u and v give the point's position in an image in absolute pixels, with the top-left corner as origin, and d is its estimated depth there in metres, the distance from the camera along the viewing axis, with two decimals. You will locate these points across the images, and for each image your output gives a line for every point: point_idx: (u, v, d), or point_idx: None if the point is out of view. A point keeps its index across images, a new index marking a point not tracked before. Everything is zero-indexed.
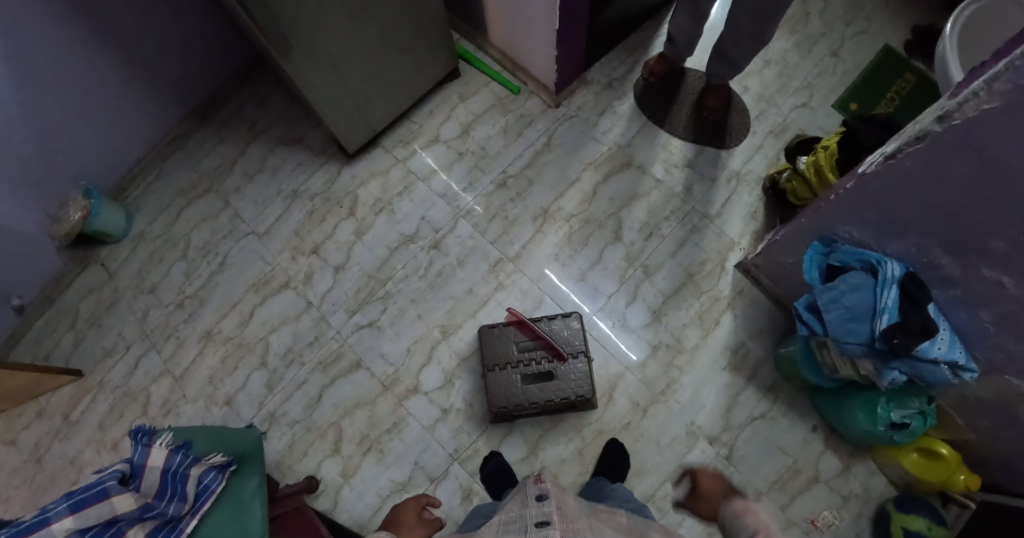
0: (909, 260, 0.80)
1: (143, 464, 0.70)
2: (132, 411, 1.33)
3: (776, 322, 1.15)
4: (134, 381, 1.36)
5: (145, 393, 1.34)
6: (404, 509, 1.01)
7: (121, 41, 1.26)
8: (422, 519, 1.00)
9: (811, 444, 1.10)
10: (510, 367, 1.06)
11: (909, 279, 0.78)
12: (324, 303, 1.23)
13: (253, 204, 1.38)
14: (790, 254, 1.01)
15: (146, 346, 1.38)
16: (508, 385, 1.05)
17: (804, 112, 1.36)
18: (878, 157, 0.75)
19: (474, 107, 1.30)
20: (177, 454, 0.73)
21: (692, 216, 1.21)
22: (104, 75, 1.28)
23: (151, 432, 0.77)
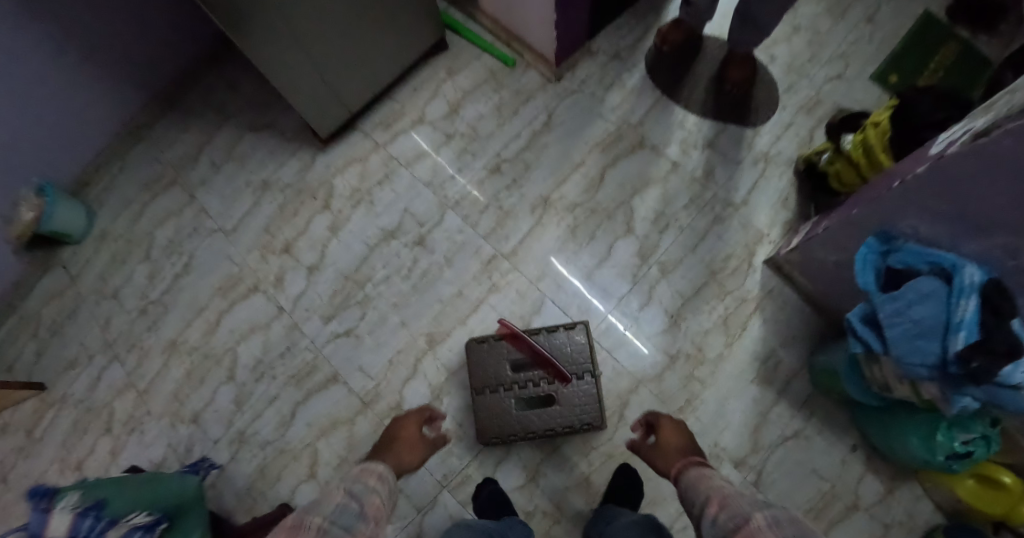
0: (992, 262, 0.65)
1: (41, 532, 0.57)
2: (94, 429, 1.20)
3: (812, 326, 1.00)
4: (97, 395, 1.22)
5: (109, 409, 1.21)
6: (403, 428, 0.86)
7: (70, 21, 1.11)
8: (423, 439, 0.86)
9: (850, 467, 0.96)
10: (502, 389, 0.93)
11: (991, 287, 0.63)
12: (297, 309, 1.09)
13: (220, 198, 1.23)
14: (833, 250, 0.85)
15: (109, 357, 1.25)
16: (505, 412, 0.92)
17: (838, 84, 1.20)
18: (963, 134, 0.59)
19: (464, 83, 1.14)
20: (86, 518, 0.60)
21: (714, 204, 1.06)
22: (53, 61, 1.14)
23: (52, 492, 0.62)
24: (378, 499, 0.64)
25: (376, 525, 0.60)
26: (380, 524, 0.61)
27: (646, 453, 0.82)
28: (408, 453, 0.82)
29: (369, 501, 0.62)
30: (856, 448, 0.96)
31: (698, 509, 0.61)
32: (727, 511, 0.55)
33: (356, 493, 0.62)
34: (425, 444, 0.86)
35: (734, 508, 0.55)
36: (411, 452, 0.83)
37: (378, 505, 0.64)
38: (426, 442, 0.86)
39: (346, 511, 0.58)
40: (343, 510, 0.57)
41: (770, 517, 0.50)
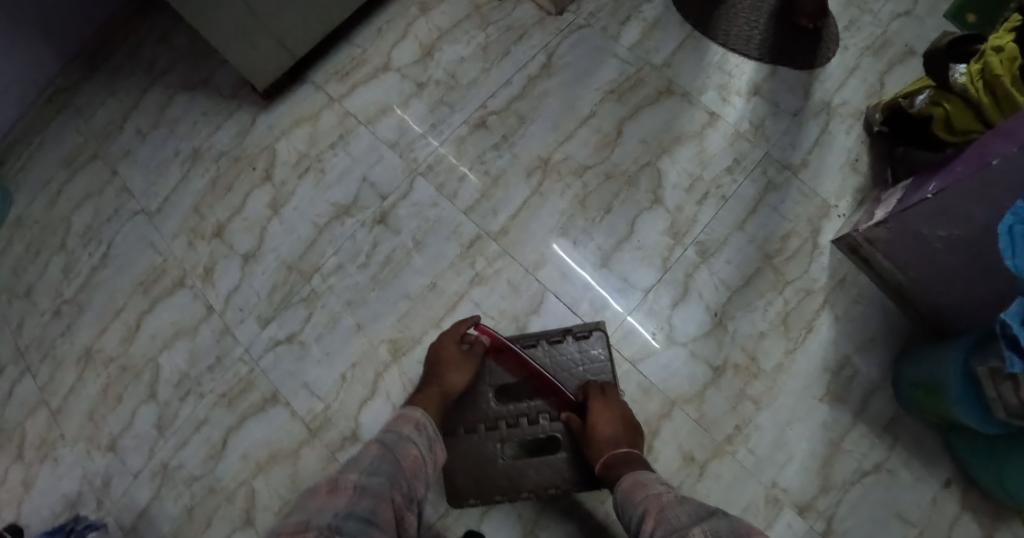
0: None
1: None
2: (3, 455, 0.98)
3: (898, 326, 0.76)
4: (4, 415, 1.00)
5: (19, 432, 0.98)
6: (443, 346, 0.70)
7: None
8: (468, 351, 0.71)
9: (952, 512, 0.71)
10: (484, 429, 0.70)
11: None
12: (230, 309, 0.85)
13: (145, 173, 1.00)
14: (950, 223, 0.60)
15: (20, 369, 1.02)
16: (496, 459, 0.69)
17: (912, 19, 0.95)
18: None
19: (440, 20, 0.90)
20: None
21: (764, 168, 0.82)
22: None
23: None
24: (416, 447, 0.53)
25: (416, 480, 0.50)
26: (420, 478, 0.51)
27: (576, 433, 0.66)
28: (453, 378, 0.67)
29: (405, 449, 0.52)
30: (956, 485, 0.72)
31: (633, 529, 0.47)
32: (665, 527, 0.42)
33: (389, 442, 0.52)
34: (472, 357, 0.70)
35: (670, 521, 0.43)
36: (459, 375, 0.68)
37: (416, 453, 0.53)
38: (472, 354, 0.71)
39: (378, 463, 0.48)
40: (378, 463, 0.48)
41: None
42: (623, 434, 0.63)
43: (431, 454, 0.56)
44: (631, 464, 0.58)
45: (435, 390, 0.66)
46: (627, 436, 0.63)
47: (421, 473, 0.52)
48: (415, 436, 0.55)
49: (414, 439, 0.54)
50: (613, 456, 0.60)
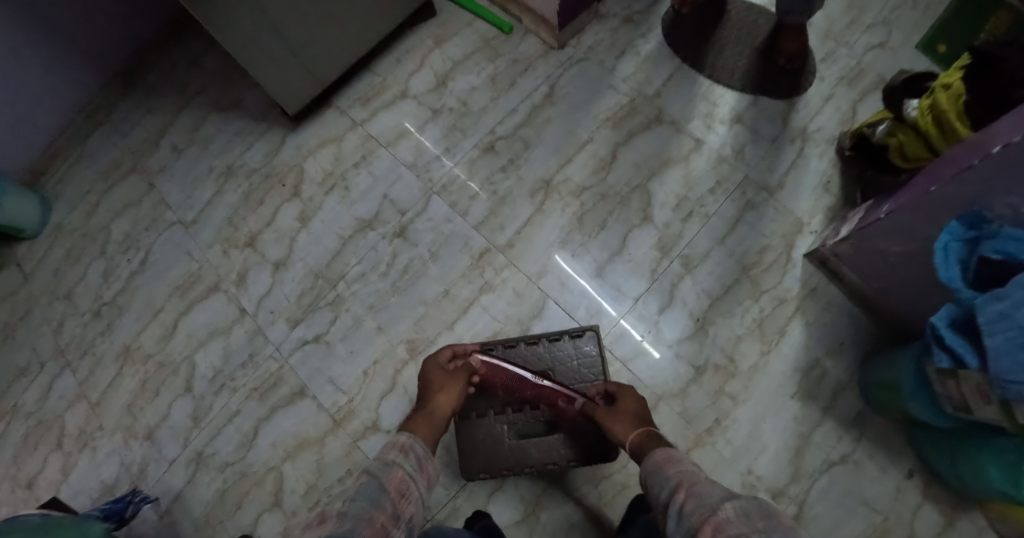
0: None
1: None
2: (46, 443, 1.06)
3: (864, 332, 0.84)
4: (46, 407, 1.09)
5: (60, 422, 1.07)
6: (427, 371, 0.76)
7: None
8: (453, 371, 0.76)
9: (911, 499, 0.80)
10: (496, 414, 0.82)
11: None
12: (261, 312, 0.94)
13: (180, 186, 1.09)
14: (903, 239, 0.69)
15: (61, 365, 1.11)
16: (498, 441, 0.81)
17: (883, 52, 1.04)
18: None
19: (454, 52, 1.00)
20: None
21: (745, 188, 0.91)
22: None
23: None
24: (402, 469, 0.58)
25: (403, 500, 0.55)
26: (408, 497, 0.55)
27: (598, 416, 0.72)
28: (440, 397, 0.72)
29: (391, 473, 0.57)
30: (915, 475, 0.81)
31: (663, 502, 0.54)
32: (696, 502, 0.49)
33: (375, 470, 0.57)
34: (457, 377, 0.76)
35: (701, 496, 0.49)
36: (447, 396, 0.73)
37: (404, 475, 0.58)
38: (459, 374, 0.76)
39: (365, 489, 0.53)
40: (362, 490, 0.53)
41: (742, 511, 0.45)
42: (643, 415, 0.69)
43: (421, 474, 0.61)
44: (655, 440, 0.64)
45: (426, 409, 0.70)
46: (643, 417, 0.69)
47: (409, 492, 0.56)
48: (401, 460, 0.60)
49: (399, 462, 0.59)
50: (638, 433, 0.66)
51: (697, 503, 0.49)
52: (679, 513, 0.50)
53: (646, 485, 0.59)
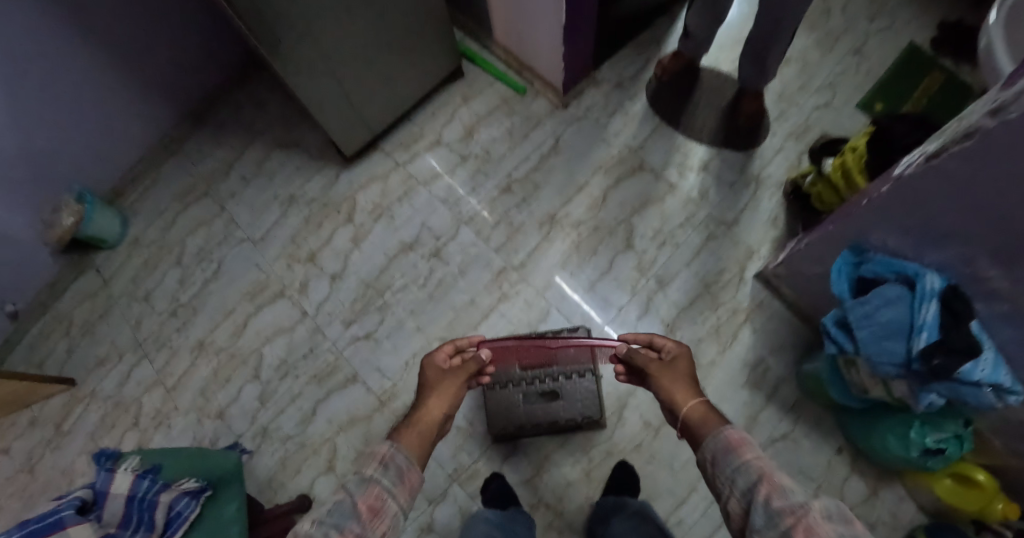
0: (950, 270, 0.72)
1: (107, 491, 0.63)
2: (122, 423, 1.26)
3: (800, 337, 1.07)
4: (126, 390, 1.29)
5: (136, 404, 1.27)
6: (425, 367, 0.83)
7: (104, 30, 1.14)
8: (448, 368, 0.81)
9: (835, 467, 1.02)
10: (513, 385, 1.02)
11: (951, 291, 0.72)
12: (320, 314, 1.19)
13: (249, 209, 1.33)
14: (816, 263, 0.93)
15: (137, 356, 1.31)
16: (511, 405, 1.01)
17: (827, 111, 1.27)
18: (920, 158, 0.67)
19: (478, 108, 1.26)
20: (145, 479, 0.66)
21: (709, 222, 1.14)
22: (90, 71, 1.17)
23: (117, 455, 0.70)
24: (379, 484, 0.62)
25: (376, 519, 0.59)
26: (380, 516, 0.59)
27: (653, 372, 0.75)
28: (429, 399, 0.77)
29: (367, 489, 0.61)
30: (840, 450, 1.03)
31: (743, 489, 0.55)
32: (779, 496, 0.50)
33: (352, 487, 0.61)
34: (449, 373, 0.81)
35: (785, 491, 0.50)
36: (438, 400, 0.78)
37: (379, 490, 0.62)
38: (453, 370, 0.81)
39: (340, 508, 0.58)
40: (333, 512, 0.58)
41: (826, 514, 0.46)
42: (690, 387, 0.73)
43: (401, 487, 0.64)
44: (716, 418, 0.66)
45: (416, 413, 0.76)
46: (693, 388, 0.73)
47: (384, 507, 0.61)
48: (380, 475, 0.64)
49: (376, 477, 0.63)
50: (692, 408, 0.69)
51: (784, 498, 0.49)
52: (764, 506, 0.50)
53: (714, 462, 0.61)
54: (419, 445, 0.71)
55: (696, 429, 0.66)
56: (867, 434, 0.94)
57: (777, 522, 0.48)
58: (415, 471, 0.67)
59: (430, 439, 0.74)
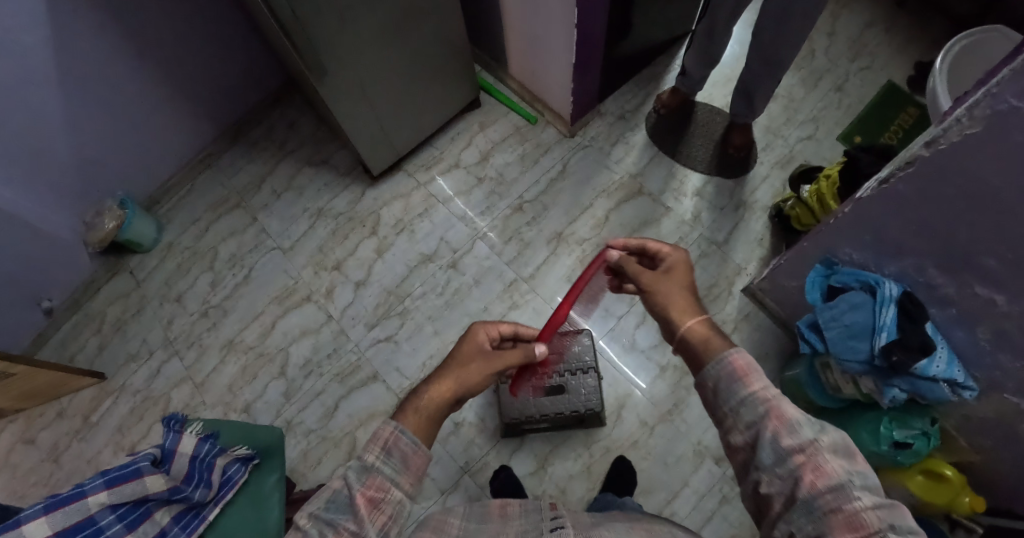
0: (906, 279, 0.84)
1: (174, 450, 0.76)
2: (151, 415, 1.31)
3: (783, 348, 1.18)
4: (155, 386, 1.34)
5: (166, 398, 1.32)
6: (465, 341, 0.74)
7: (160, 51, 1.26)
8: (487, 351, 0.72)
9: None
10: None
11: (906, 298, 0.82)
12: (345, 317, 1.31)
13: (279, 220, 1.44)
14: (794, 277, 1.05)
15: (169, 352, 1.36)
16: (521, 397, 1.10)
17: (810, 143, 1.39)
18: (873, 183, 0.78)
19: (494, 135, 1.42)
20: (206, 443, 0.78)
21: (701, 242, 1.27)
22: (141, 86, 1.28)
23: (183, 420, 0.82)
24: (381, 473, 0.54)
25: (376, 513, 0.52)
26: (379, 510, 0.52)
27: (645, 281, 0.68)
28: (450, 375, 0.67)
29: (367, 480, 0.53)
30: None
31: (749, 420, 0.49)
32: (792, 436, 0.45)
33: (351, 477, 0.53)
34: (485, 358, 0.71)
35: (794, 424, 0.46)
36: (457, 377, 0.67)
37: (381, 481, 0.53)
38: (491, 357, 0.71)
39: (338, 500, 0.52)
40: (330, 506, 0.52)
41: (833, 451, 0.43)
42: (687, 302, 0.64)
43: (405, 473, 0.55)
44: (717, 339, 0.58)
45: (428, 392, 0.65)
46: (690, 302, 0.65)
47: (386, 498, 0.53)
48: (381, 462, 0.54)
49: (378, 465, 0.54)
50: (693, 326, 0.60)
51: (793, 436, 0.45)
52: (773, 444, 0.46)
53: (718, 390, 0.53)
54: (426, 429, 0.61)
55: (697, 350, 0.58)
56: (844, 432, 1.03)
57: (787, 462, 0.45)
58: (422, 456, 0.57)
59: (436, 425, 0.63)
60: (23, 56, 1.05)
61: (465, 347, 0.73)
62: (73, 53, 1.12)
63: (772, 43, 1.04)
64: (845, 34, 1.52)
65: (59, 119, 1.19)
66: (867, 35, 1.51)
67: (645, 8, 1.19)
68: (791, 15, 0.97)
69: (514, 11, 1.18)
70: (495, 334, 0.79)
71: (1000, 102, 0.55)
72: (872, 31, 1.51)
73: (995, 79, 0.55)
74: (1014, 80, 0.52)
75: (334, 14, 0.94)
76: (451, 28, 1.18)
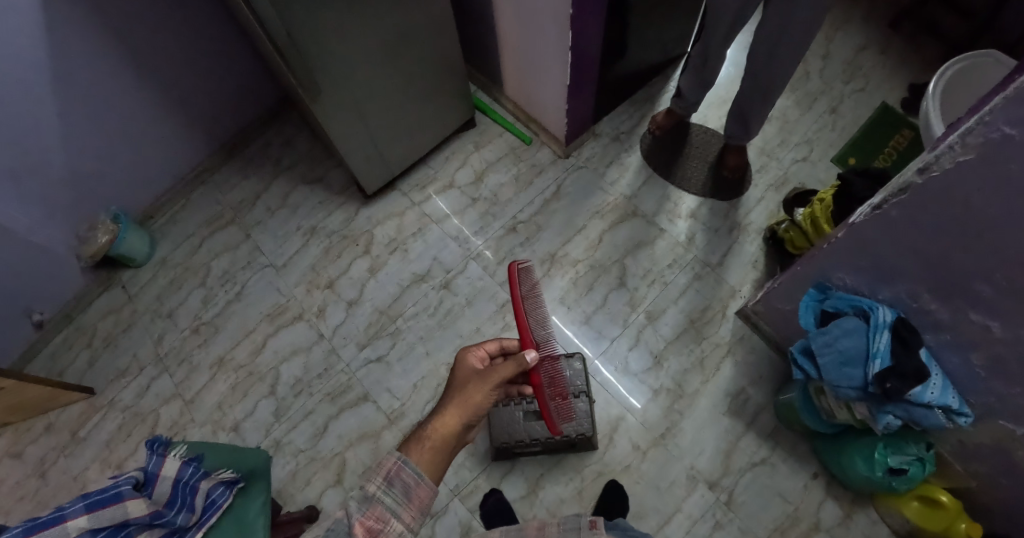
0: (900, 305, 0.83)
1: (157, 473, 0.73)
2: (139, 432, 1.29)
3: (776, 371, 1.18)
4: (144, 402, 1.32)
5: (154, 415, 1.30)
6: (458, 369, 0.76)
7: (157, 67, 1.26)
8: (480, 370, 0.73)
9: (811, 491, 1.09)
10: (513, 403, 1.12)
11: (899, 323, 0.81)
12: (336, 336, 1.31)
13: (273, 237, 1.44)
14: (788, 301, 1.05)
15: (159, 369, 1.35)
16: (511, 421, 1.10)
17: (804, 165, 1.39)
18: (866, 208, 0.78)
19: (489, 156, 1.44)
20: (189, 466, 0.76)
21: (695, 263, 1.28)
22: (138, 100, 1.29)
23: (167, 443, 0.79)
24: (382, 504, 0.59)
25: None
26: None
27: None
28: (450, 403, 0.69)
29: (367, 511, 0.58)
30: (821, 477, 1.10)
31: None
32: None
33: (352, 507, 0.58)
34: (479, 375, 0.72)
35: None
36: (459, 408, 0.68)
37: (381, 512, 0.58)
38: (484, 372, 0.72)
39: (337, 529, 0.56)
40: (330, 534, 0.56)
41: None
42: None
43: (407, 506, 0.60)
44: None
45: (430, 421, 0.67)
46: None
47: (387, 529, 0.58)
48: (383, 492, 0.59)
49: (378, 495, 0.59)
50: None
51: None
52: None
53: None
54: (432, 460, 0.64)
55: None
56: (838, 458, 1.02)
57: None
58: (426, 488, 0.62)
59: (445, 455, 0.66)
60: (20, 70, 1.05)
61: (460, 373, 0.75)
62: (71, 67, 1.13)
63: (766, 67, 1.05)
64: (839, 57, 1.53)
65: (55, 132, 1.18)
66: (860, 58, 1.52)
67: (640, 30, 1.20)
68: (784, 40, 0.98)
69: (510, 32, 1.19)
70: (484, 355, 0.81)
71: (993, 131, 0.55)
72: (865, 54, 1.52)
73: (987, 108, 0.56)
74: (1006, 108, 0.53)
75: (331, 34, 0.94)
76: (448, 49, 1.20)
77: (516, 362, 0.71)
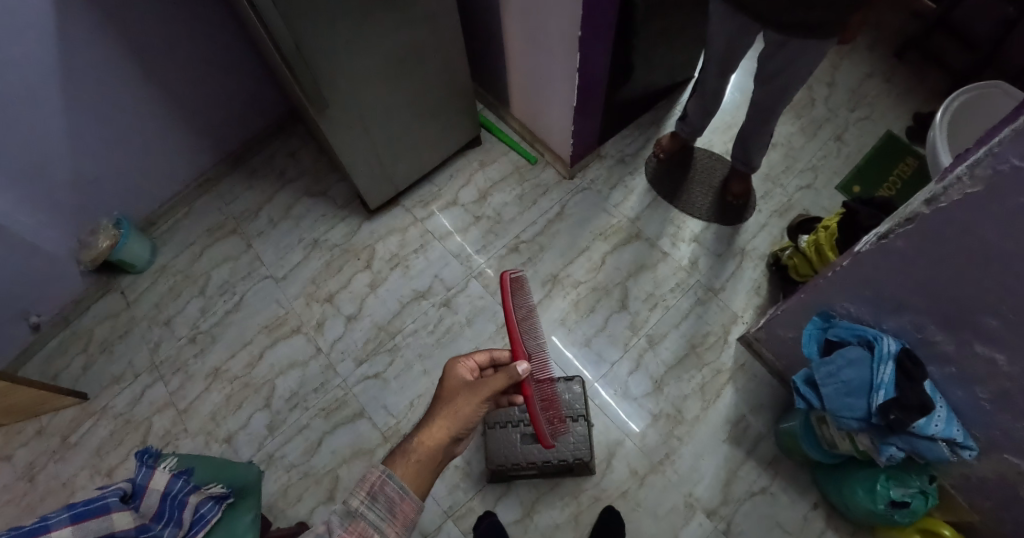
0: (905, 335, 0.82)
1: (145, 485, 0.70)
2: (130, 440, 1.27)
3: (777, 400, 1.16)
4: (137, 409, 1.30)
5: (147, 423, 1.28)
6: (448, 380, 0.74)
7: (166, 75, 1.27)
8: (471, 382, 0.71)
9: (812, 522, 1.07)
10: (511, 426, 1.11)
11: (904, 354, 0.80)
12: (334, 351, 1.30)
13: (275, 248, 1.44)
14: (790, 328, 1.04)
15: (154, 377, 1.33)
16: (508, 443, 1.08)
17: (808, 192, 1.39)
18: (871, 237, 0.78)
19: (493, 174, 1.45)
20: (179, 479, 0.73)
21: (698, 288, 1.27)
22: (146, 106, 1.29)
23: (158, 455, 0.76)
24: (365, 519, 0.57)
25: None
26: None
27: None
28: (439, 414, 0.67)
29: (349, 525, 0.56)
30: (822, 508, 1.07)
31: None
32: None
33: (334, 522, 0.56)
34: (468, 387, 0.70)
35: None
36: (448, 420, 0.67)
37: (364, 526, 0.56)
38: (475, 384, 0.70)
39: None
40: None
41: None
42: None
43: (391, 521, 0.59)
44: None
45: (419, 433, 0.65)
46: None
47: None
48: (367, 507, 0.58)
49: (362, 510, 0.57)
50: None
51: None
52: None
53: None
54: (418, 475, 0.62)
55: None
56: (839, 489, 1.00)
57: None
58: (411, 503, 0.60)
59: (432, 469, 0.65)
60: (27, 72, 1.05)
61: (450, 384, 0.73)
62: (79, 69, 1.13)
63: (773, 95, 1.05)
64: (844, 86, 1.54)
65: (61, 135, 1.19)
66: (866, 86, 1.53)
67: (647, 55, 1.21)
68: (792, 71, 0.98)
69: (518, 52, 1.20)
70: (473, 366, 0.79)
71: (1002, 162, 0.54)
72: (871, 83, 1.53)
73: (996, 139, 0.55)
74: (1017, 140, 0.52)
75: (338, 47, 0.95)
76: (455, 67, 1.21)
77: (508, 374, 0.69)
